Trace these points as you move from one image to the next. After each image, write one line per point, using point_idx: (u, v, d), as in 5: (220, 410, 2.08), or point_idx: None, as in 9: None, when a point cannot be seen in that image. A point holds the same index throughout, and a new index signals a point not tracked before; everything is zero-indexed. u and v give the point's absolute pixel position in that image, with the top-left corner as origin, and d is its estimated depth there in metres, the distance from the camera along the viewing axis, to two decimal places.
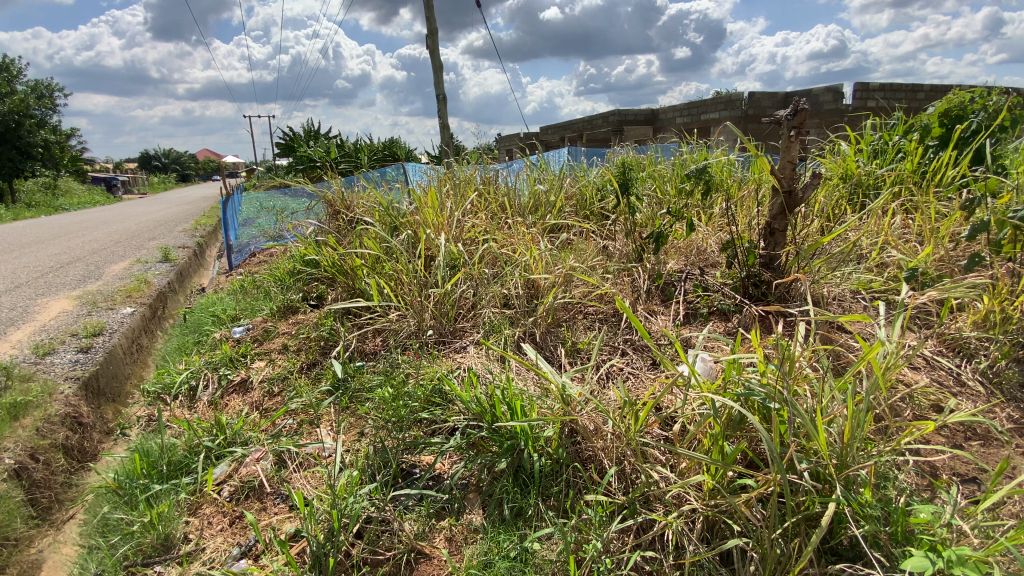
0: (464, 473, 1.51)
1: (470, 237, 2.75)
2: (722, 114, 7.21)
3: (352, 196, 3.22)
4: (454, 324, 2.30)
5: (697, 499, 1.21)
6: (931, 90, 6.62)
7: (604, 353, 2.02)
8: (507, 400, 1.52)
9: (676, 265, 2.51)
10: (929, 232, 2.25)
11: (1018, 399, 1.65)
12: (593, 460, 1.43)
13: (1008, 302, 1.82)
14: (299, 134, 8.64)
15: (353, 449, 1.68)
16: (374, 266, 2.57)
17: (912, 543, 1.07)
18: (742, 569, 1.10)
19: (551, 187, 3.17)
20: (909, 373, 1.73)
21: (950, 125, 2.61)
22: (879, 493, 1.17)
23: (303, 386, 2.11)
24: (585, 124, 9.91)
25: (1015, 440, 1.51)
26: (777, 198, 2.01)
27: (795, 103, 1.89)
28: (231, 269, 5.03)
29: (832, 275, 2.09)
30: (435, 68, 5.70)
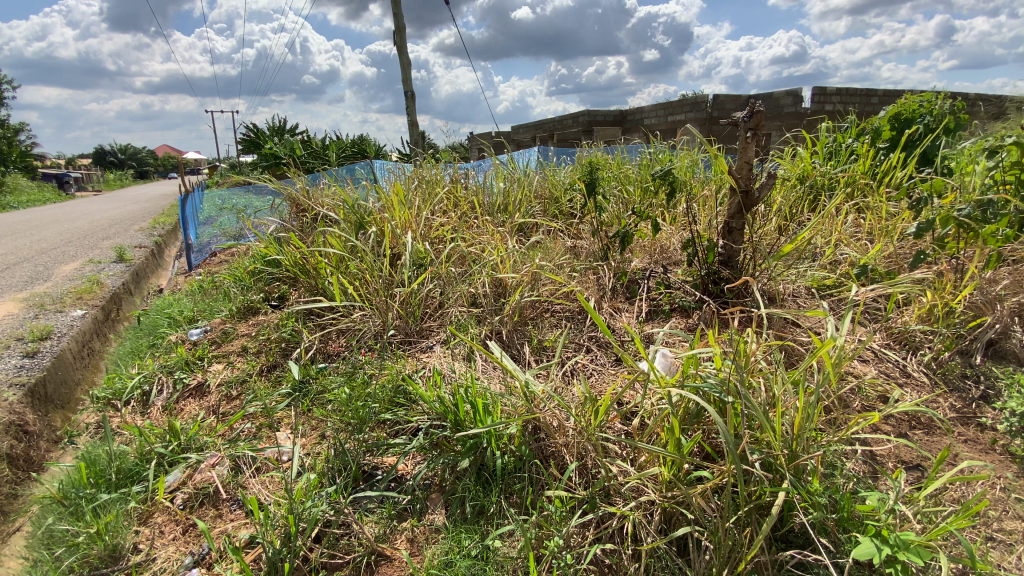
0: (427, 473, 1.50)
1: (437, 236, 2.73)
2: (687, 116, 7.38)
3: (316, 194, 3.14)
4: (420, 323, 2.27)
5: (655, 491, 1.23)
6: (883, 95, 6.94)
7: (570, 350, 2.04)
8: (470, 399, 1.51)
9: (640, 263, 2.55)
10: (879, 231, 2.36)
11: (959, 389, 1.74)
12: (555, 457, 1.44)
13: (949, 297, 1.92)
14: (264, 130, 8.39)
15: (313, 452, 1.64)
16: (338, 265, 2.51)
17: (858, 529, 1.11)
18: (697, 559, 1.13)
19: (519, 186, 3.17)
20: (859, 366, 1.80)
21: (900, 128, 2.73)
22: (828, 482, 1.21)
23: (263, 388, 2.05)
24: (556, 123, 9.98)
25: (955, 428, 1.60)
26: (735, 198, 2.06)
27: (752, 104, 1.95)
28: (190, 269, 4.85)
29: (789, 272, 2.16)
30: (404, 65, 5.63)
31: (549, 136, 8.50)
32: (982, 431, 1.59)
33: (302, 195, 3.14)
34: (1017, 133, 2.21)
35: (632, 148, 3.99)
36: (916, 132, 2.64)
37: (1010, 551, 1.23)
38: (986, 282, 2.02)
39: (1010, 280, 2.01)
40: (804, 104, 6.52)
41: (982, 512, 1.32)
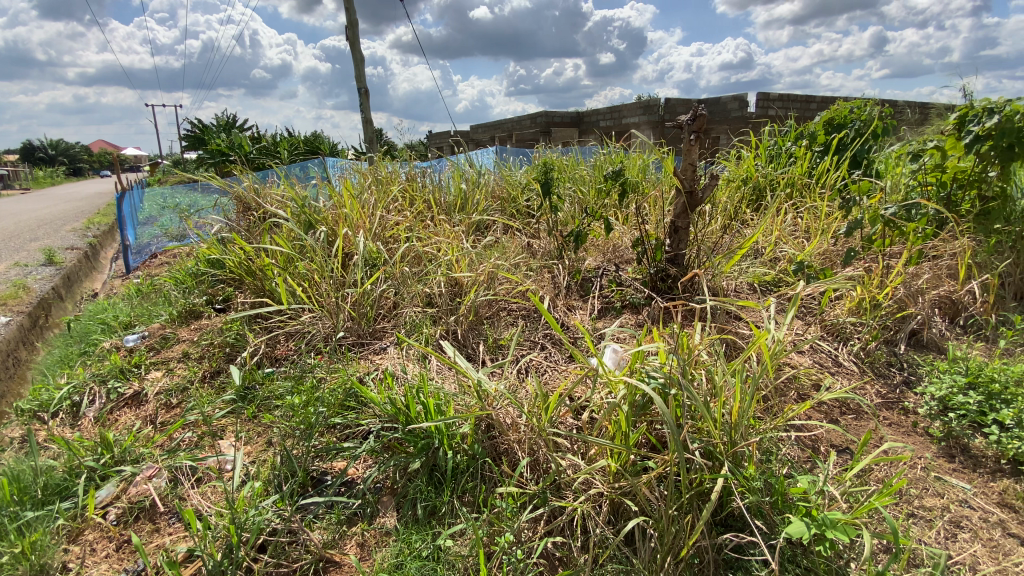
0: (378, 476, 1.47)
1: (392, 235, 2.69)
2: (642, 118, 7.59)
3: (264, 192, 3.02)
4: (374, 324, 2.23)
5: (603, 483, 1.27)
6: (822, 101, 7.36)
7: (524, 348, 2.05)
8: (422, 400, 1.50)
9: (594, 262, 2.60)
10: (815, 229, 2.49)
11: (884, 376, 1.86)
12: (508, 453, 1.45)
13: (876, 291, 2.05)
14: (209, 125, 8.01)
15: (259, 460, 1.58)
16: (286, 266, 2.43)
17: (790, 510, 1.17)
18: (643, 546, 1.17)
19: (476, 185, 3.16)
20: (796, 357, 1.90)
21: (833, 133, 2.91)
22: (764, 467, 1.27)
23: (205, 395, 1.96)
24: (515, 124, 10.03)
25: (881, 412, 1.71)
26: (680, 198, 2.14)
27: (695, 108, 2.03)
28: (128, 271, 4.57)
29: (732, 269, 2.26)
30: (357, 61, 5.50)
31: (508, 136, 8.50)
32: (905, 414, 1.71)
33: (248, 193, 3.01)
34: (935, 138, 2.39)
35: (587, 149, 4.06)
36: (848, 135, 2.81)
37: (928, 525, 1.33)
38: (909, 276, 2.17)
39: (929, 274, 2.18)
40: (749, 109, 6.84)
41: (905, 491, 1.42)
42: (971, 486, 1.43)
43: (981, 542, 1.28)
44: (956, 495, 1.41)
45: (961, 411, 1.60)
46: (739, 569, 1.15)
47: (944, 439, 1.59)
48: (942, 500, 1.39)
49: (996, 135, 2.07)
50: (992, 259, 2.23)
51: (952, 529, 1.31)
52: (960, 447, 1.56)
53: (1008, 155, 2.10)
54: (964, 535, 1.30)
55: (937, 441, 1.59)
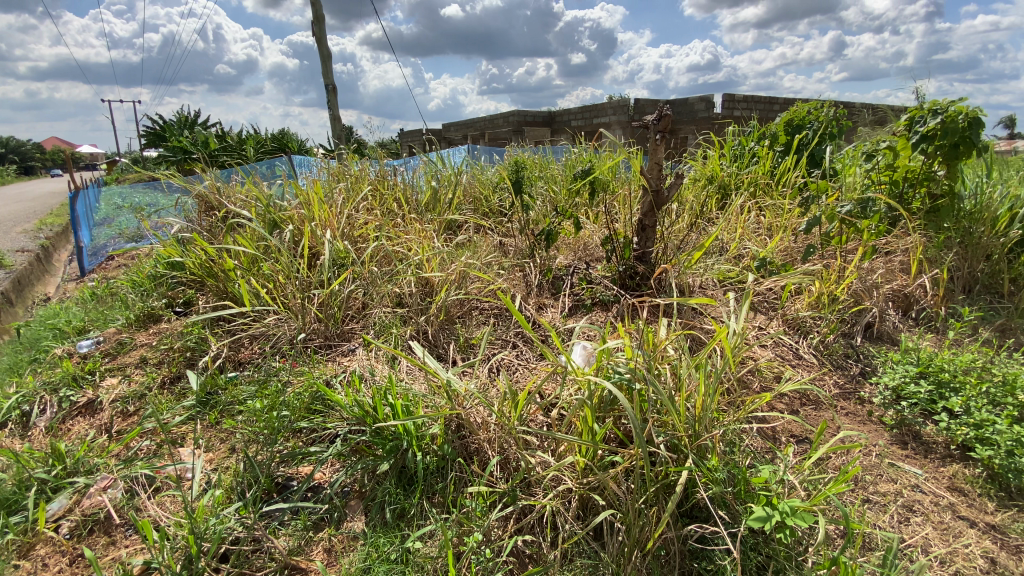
0: (346, 480, 1.45)
1: (361, 235, 2.64)
2: (612, 118, 7.69)
3: (228, 190, 2.92)
4: (342, 326, 2.19)
5: (571, 479, 1.28)
6: (783, 102, 7.61)
7: (495, 347, 2.05)
8: (390, 401, 1.48)
9: (565, 261, 2.62)
10: (777, 226, 2.57)
11: (841, 367, 1.93)
12: (478, 453, 1.45)
13: (834, 286, 2.12)
14: (170, 121, 7.70)
15: (221, 467, 1.54)
16: (250, 266, 2.36)
17: (752, 499, 1.21)
18: (611, 540, 1.19)
19: (448, 184, 3.13)
20: (758, 350, 1.95)
21: (793, 133, 3.00)
22: (727, 458, 1.31)
23: (165, 402, 1.89)
24: (487, 123, 10.02)
25: (838, 402, 1.78)
26: (647, 196, 2.18)
27: (659, 108, 2.07)
28: (83, 274, 4.36)
29: (698, 266, 2.30)
30: (325, 57, 5.39)
31: (480, 134, 8.47)
32: (861, 404, 1.77)
33: (211, 192, 2.90)
34: (888, 138, 2.50)
35: (558, 147, 4.07)
36: (807, 136, 2.91)
37: (882, 509, 1.38)
38: (864, 271, 2.26)
39: (883, 269, 2.27)
40: (716, 110, 7.00)
41: (860, 477, 1.47)
42: (923, 471, 1.50)
43: (932, 525, 1.35)
44: (909, 480, 1.48)
45: (913, 399, 1.68)
46: (703, 559, 1.18)
47: (897, 426, 1.66)
48: (895, 486, 1.45)
49: (943, 134, 2.18)
50: (940, 254, 2.34)
51: (905, 513, 1.37)
52: (912, 434, 1.63)
53: (953, 154, 2.21)
54: (916, 518, 1.36)
55: (890, 429, 1.67)
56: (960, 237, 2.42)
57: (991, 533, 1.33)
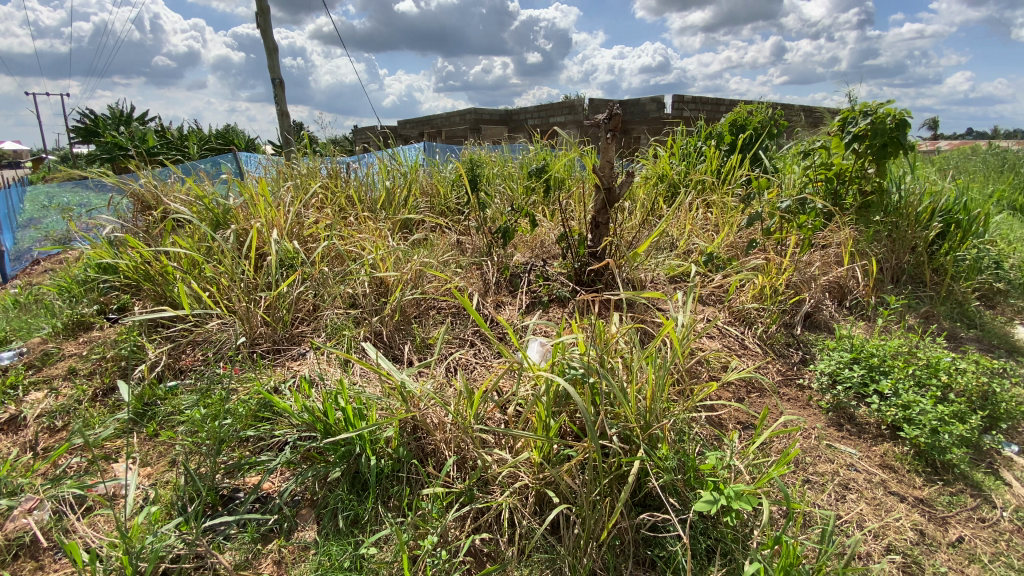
0: (296, 489, 1.40)
1: (311, 235, 2.55)
2: (567, 118, 7.80)
3: (166, 189, 2.76)
4: (291, 329, 2.11)
5: (527, 475, 1.30)
6: (729, 105, 7.92)
7: (452, 346, 2.04)
8: (341, 406, 1.43)
9: (522, 259, 2.64)
10: (723, 222, 2.66)
11: (783, 355, 2.03)
12: (434, 454, 1.44)
13: (776, 279, 2.23)
14: (102, 116, 7.19)
15: (160, 483, 1.46)
16: (190, 269, 2.23)
17: (701, 485, 1.25)
18: (567, 533, 1.21)
19: (403, 181, 3.07)
20: (707, 341, 2.01)
21: (737, 133, 3.12)
22: (677, 447, 1.35)
23: (97, 415, 1.76)
24: (444, 121, 9.92)
25: (781, 389, 1.86)
26: (600, 194, 2.22)
27: (609, 107, 2.12)
28: (4, 280, 4.00)
29: (649, 262, 2.36)
30: (271, 50, 5.18)
31: (437, 132, 8.37)
32: (801, 390, 1.87)
33: (148, 190, 2.73)
34: (822, 138, 2.65)
35: (514, 145, 4.06)
36: (750, 136, 3.04)
37: (821, 488, 1.46)
38: (804, 264, 2.38)
39: (820, 262, 2.39)
40: (666, 111, 7.22)
41: (801, 459, 1.55)
42: (857, 451, 1.60)
43: (866, 501, 1.43)
44: (845, 460, 1.57)
45: (847, 383, 1.78)
46: (656, 546, 1.21)
47: (833, 409, 1.77)
48: (832, 465, 1.54)
49: (873, 135, 2.33)
50: (869, 247, 2.50)
51: (841, 491, 1.46)
52: (847, 416, 1.74)
53: (882, 153, 2.37)
54: (852, 495, 1.45)
55: (827, 412, 1.77)
56: (888, 230, 2.60)
57: (919, 506, 1.43)
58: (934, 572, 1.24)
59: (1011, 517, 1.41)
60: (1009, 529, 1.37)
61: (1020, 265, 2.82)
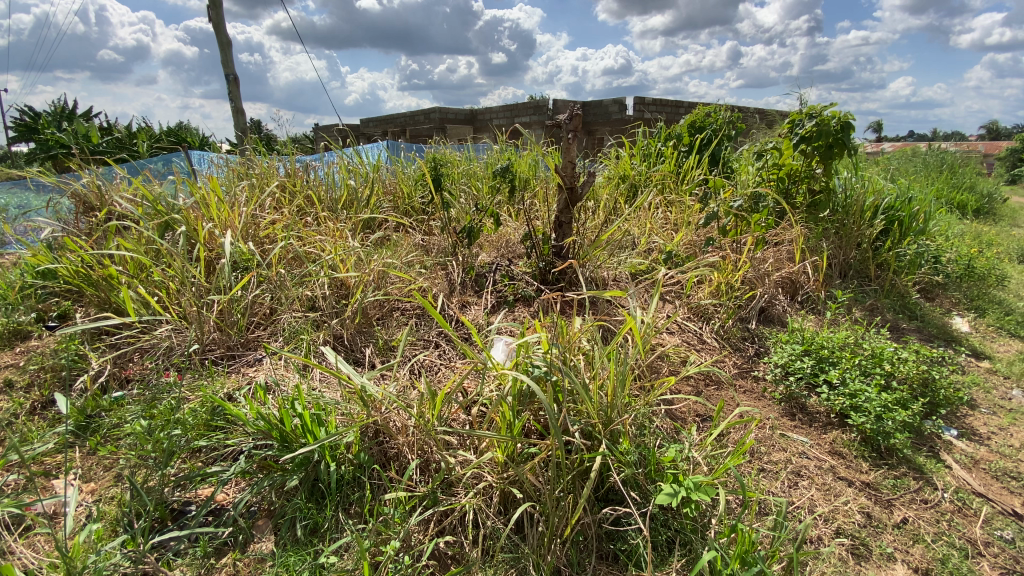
0: (251, 499, 1.35)
1: (268, 235, 2.47)
2: (532, 118, 7.85)
3: (111, 189, 2.60)
4: (247, 334, 2.04)
5: (491, 474, 1.30)
6: (688, 107, 8.14)
7: (416, 347, 2.01)
8: (299, 412, 1.38)
9: (486, 258, 2.63)
10: (682, 220, 2.73)
11: (739, 349, 2.09)
12: (397, 458, 1.42)
13: (731, 276, 2.30)
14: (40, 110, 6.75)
15: (106, 498, 1.38)
16: (137, 273, 2.12)
17: (661, 478, 1.28)
18: (531, 531, 1.21)
19: (365, 180, 3.01)
20: (667, 336, 2.06)
21: (694, 134, 3.21)
22: (638, 441, 1.37)
23: (34, 430, 1.65)
24: (409, 120, 9.80)
25: (737, 382, 1.92)
26: (562, 193, 2.24)
27: (570, 108, 2.14)
28: None
29: (612, 260, 2.40)
30: (224, 45, 4.99)
31: (400, 131, 8.24)
32: (756, 381, 1.94)
33: (90, 190, 2.57)
34: (774, 139, 2.76)
35: (478, 145, 4.04)
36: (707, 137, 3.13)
37: (775, 476, 1.51)
38: (758, 261, 2.46)
39: (773, 259, 2.48)
40: (628, 112, 7.33)
41: (756, 449, 1.60)
42: (809, 439, 1.67)
43: (817, 486, 1.49)
44: (797, 448, 1.63)
45: (798, 374, 1.86)
46: (618, 539, 1.23)
47: (786, 400, 1.84)
48: (786, 454, 1.60)
49: (819, 136, 2.44)
50: (818, 244, 2.62)
51: (794, 478, 1.51)
52: (798, 406, 1.81)
53: (828, 153, 2.48)
54: (804, 482, 1.51)
55: (780, 402, 1.83)
56: (836, 228, 2.72)
57: (866, 490, 1.51)
58: (880, 552, 1.31)
59: (951, 497, 1.51)
60: (949, 509, 1.47)
61: (955, 258, 3.01)
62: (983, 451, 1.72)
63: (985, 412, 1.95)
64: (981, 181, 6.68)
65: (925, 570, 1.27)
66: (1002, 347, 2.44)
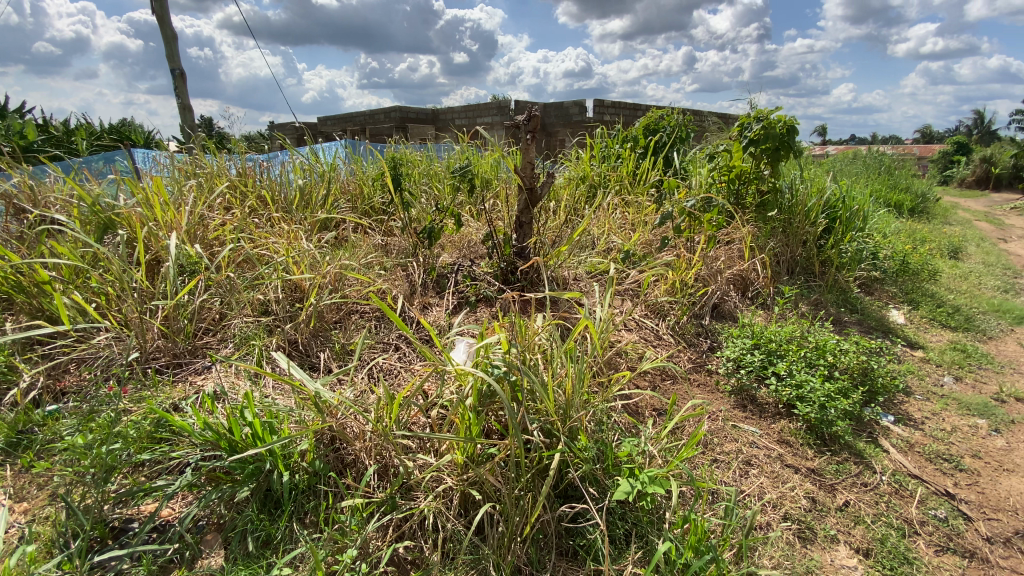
0: (199, 514, 1.29)
1: (217, 237, 2.37)
2: (494, 119, 7.86)
3: (43, 189, 2.43)
4: (195, 340, 1.95)
5: (451, 477, 1.29)
6: (646, 110, 8.35)
7: (375, 350, 1.98)
8: (248, 420, 1.33)
9: (448, 259, 2.62)
10: (639, 220, 2.79)
11: (693, 344, 2.16)
12: (354, 464, 1.39)
13: (686, 274, 2.37)
14: None
15: (39, 519, 1.29)
16: (72, 278, 1.99)
17: (618, 472, 1.31)
18: (491, 532, 1.22)
19: (321, 180, 2.93)
20: (625, 333, 2.10)
21: (650, 136, 3.29)
22: (596, 437, 1.40)
23: None
24: (368, 118, 9.63)
25: (692, 376, 1.98)
26: (523, 194, 2.25)
27: (528, 110, 2.16)
28: None
29: (572, 260, 2.44)
30: (168, 38, 4.75)
31: (360, 129, 8.08)
32: (710, 375, 2.00)
33: (19, 190, 2.39)
34: (725, 142, 2.86)
35: (439, 144, 4.00)
36: (663, 140, 3.21)
37: (727, 467, 1.56)
38: (711, 258, 2.55)
39: (725, 257, 2.57)
40: (588, 113, 7.44)
41: (709, 440, 1.66)
42: (759, 429, 1.74)
43: (766, 474, 1.56)
44: (748, 438, 1.69)
45: (749, 367, 1.93)
46: (577, 535, 1.25)
47: (737, 392, 1.91)
48: (737, 444, 1.66)
49: (766, 139, 2.55)
50: (767, 242, 2.73)
51: (745, 467, 1.57)
52: (749, 398, 1.89)
53: (775, 155, 2.60)
54: (754, 470, 1.57)
55: (732, 395, 1.90)
56: (783, 226, 2.85)
57: (811, 476, 1.58)
58: (824, 535, 1.38)
59: (889, 480, 1.60)
60: (887, 490, 1.56)
61: (892, 255, 3.20)
62: (917, 435, 1.84)
63: (919, 398, 2.08)
64: (915, 181, 7.14)
65: (865, 550, 1.34)
66: (933, 337, 2.61)
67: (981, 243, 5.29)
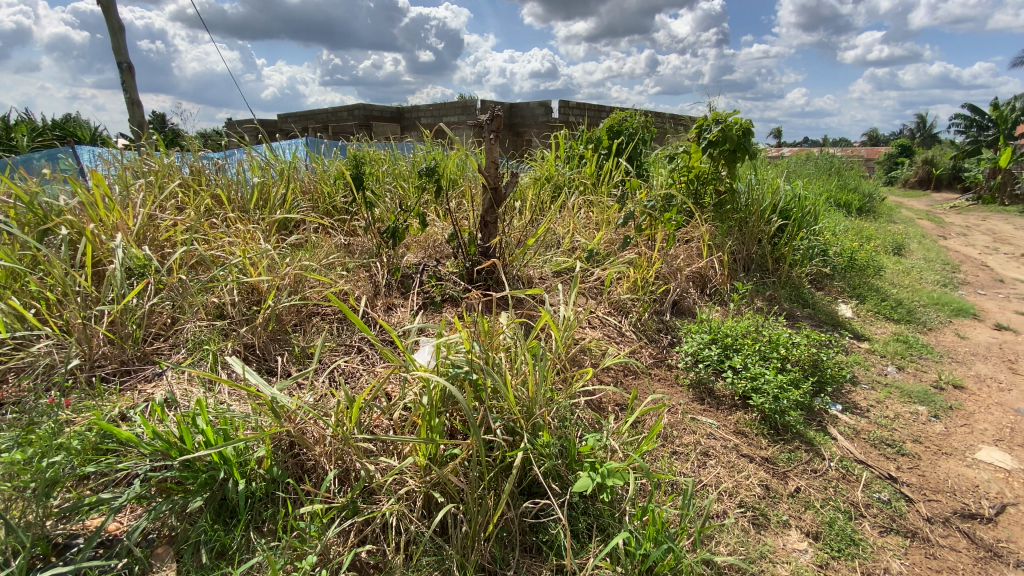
0: (150, 526, 1.24)
1: (169, 239, 2.28)
2: (460, 118, 7.82)
3: None
4: (144, 346, 1.87)
5: (413, 479, 1.28)
6: (610, 111, 8.48)
7: (337, 352, 1.94)
8: (201, 428, 1.28)
9: (412, 259, 2.60)
10: (602, 219, 2.84)
11: (654, 340, 2.21)
12: (314, 470, 1.37)
13: (648, 272, 2.43)
14: None
15: None
16: (8, 282, 1.87)
17: (580, 467, 1.33)
18: (455, 532, 1.22)
19: (280, 179, 2.86)
20: (589, 330, 2.14)
21: (612, 137, 3.35)
22: (559, 433, 1.41)
23: None
24: (331, 116, 9.42)
25: (653, 371, 2.03)
26: (487, 194, 2.26)
27: (492, 110, 2.16)
28: None
29: (536, 259, 2.46)
30: (114, 29, 4.52)
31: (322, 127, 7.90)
32: (670, 370, 2.06)
33: None
34: (684, 143, 2.94)
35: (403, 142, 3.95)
36: (624, 141, 3.28)
37: (686, 458, 1.61)
38: (672, 256, 2.62)
39: (684, 255, 2.65)
40: (554, 113, 7.52)
41: (669, 433, 1.70)
42: (716, 421, 1.80)
43: (723, 464, 1.61)
44: (706, 430, 1.75)
45: (707, 361, 2.00)
46: (541, 531, 1.27)
47: (696, 385, 1.97)
48: (695, 436, 1.71)
49: (723, 140, 2.64)
50: (724, 240, 2.83)
51: (703, 457, 1.63)
52: (707, 391, 1.95)
53: (731, 157, 2.69)
54: (711, 461, 1.62)
55: (691, 388, 1.96)
56: (740, 225, 2.96)
57: (765, 464, 1.65)
58: (777, 520, 1.44)
59: (837, 465, 1.69)
60: (834, 475, 1.64)
61: (840, 252, 3.36)
62: (863, 422, 1.94)
63: (865, 387, 2.19)
64: (862, 182, 7.49)
65: (815, 533, 1.41)
66: (878, 330, 2.76)
67: (923, 240, 5.61)
